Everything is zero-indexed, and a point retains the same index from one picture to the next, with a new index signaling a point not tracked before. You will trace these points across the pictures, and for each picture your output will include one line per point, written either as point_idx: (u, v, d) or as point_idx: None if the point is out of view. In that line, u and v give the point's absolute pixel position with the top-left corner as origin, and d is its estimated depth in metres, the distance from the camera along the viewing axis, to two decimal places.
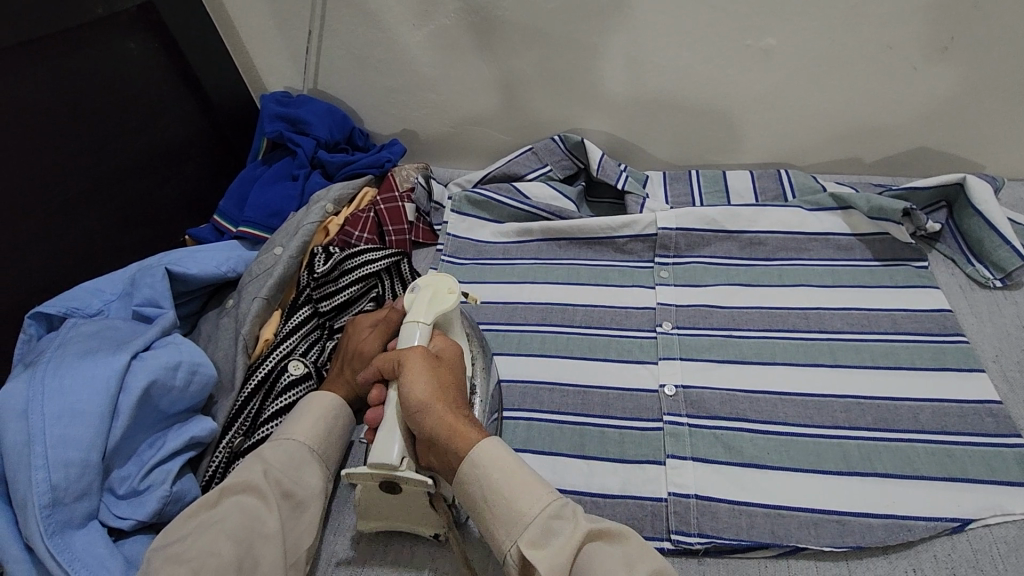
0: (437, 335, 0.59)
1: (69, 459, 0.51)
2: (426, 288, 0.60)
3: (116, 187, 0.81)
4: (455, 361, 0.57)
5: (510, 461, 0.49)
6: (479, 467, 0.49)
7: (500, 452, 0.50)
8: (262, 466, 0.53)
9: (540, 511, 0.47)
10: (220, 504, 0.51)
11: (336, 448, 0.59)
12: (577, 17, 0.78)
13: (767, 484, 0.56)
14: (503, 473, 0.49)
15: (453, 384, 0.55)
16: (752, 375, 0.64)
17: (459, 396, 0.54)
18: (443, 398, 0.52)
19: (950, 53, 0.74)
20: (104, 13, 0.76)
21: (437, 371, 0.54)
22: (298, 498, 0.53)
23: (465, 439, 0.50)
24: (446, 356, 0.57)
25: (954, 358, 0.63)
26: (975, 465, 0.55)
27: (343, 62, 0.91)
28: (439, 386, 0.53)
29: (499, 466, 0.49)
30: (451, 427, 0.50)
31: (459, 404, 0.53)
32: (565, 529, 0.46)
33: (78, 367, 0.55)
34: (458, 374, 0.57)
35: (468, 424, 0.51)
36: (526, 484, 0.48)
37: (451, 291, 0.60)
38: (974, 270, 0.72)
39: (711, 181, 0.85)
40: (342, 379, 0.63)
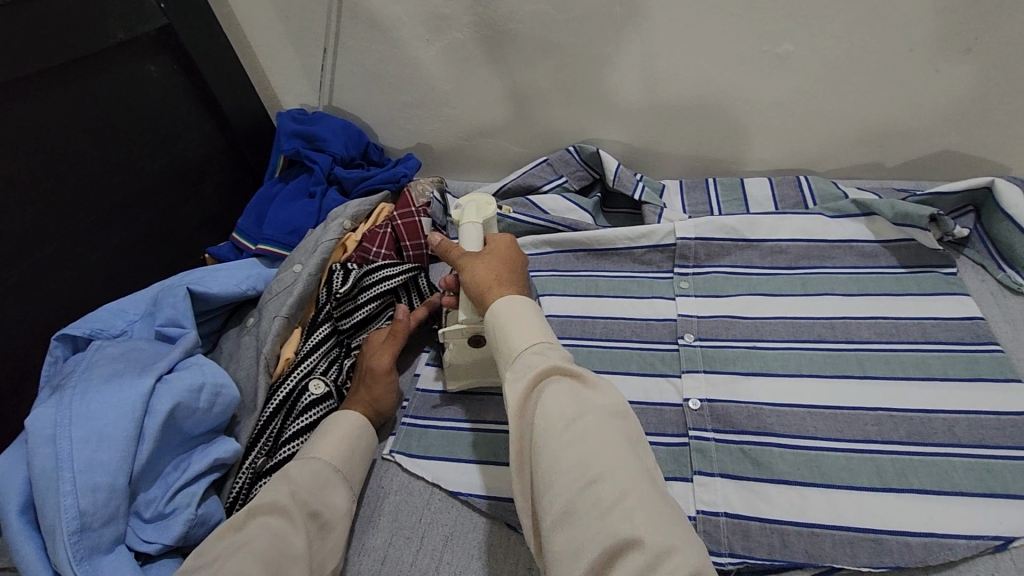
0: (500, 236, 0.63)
1: (97, 484, 0.51)
2: (468, 203, 0.69)
3: (137, 208, 0.82)
4: (513, 247, 0.61)
5: (533, 313, 0.52)
6: (498, 307, 0.53)
7: (525, 303, 0.53)
8: (287, 485, 0.54)
9: (532, 346, 0.49)
10: (247, 525, 0.51)
11: (360, 469, 0.60)
12: (591, 29, 0.77)
13: (798, 501, 0.55)
14: (521, 312, 0.52)
15: (504, 261, 0.59)
16: (777, 388, 0.63)
17: (509, 270, 0.58)
18: (489, 266, 0.58)
19: (975, 55, 0.72)
20: (125, 36, 0.77)
21: (484, 252, 0.60)
22: (325, 520, 0.53)
23: (494, 293, 0.55)
24: (496, 244, 0.61)
25: (988, 367, 0.61)
26: (1016, 479, 0.53)
27: (358, 78, 0.91)
28: (486, 256, 0.59)
29: (515, 310, 0.52)
30: (484, 285, 0.56)
31: (508, 271, 0.58)
32: (538, 359, 0.48)
33: (104, 391, 0.55)
34: (516, 258, 0.60)
35: (502, 284, 0.56)
36: (532, 328, 0.51)
37: (489, 203, 0.69)
38: (1005, 277, 0.70)
39: (729, 190, 0.84)
40: (360, 396, 0.65)
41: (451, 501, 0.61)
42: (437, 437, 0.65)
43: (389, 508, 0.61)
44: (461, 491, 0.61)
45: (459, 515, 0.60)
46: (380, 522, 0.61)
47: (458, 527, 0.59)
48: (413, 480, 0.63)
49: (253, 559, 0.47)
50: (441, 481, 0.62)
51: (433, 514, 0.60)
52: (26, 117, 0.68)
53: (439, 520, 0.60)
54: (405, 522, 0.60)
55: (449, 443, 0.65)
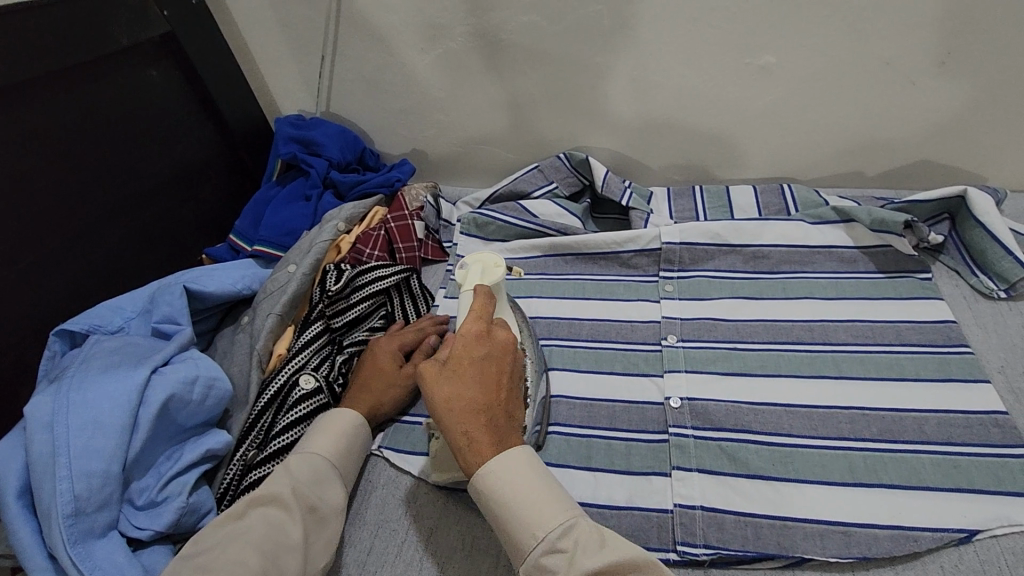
0: (481, 297, 0.59)
1: (92, 470, 0.53)
2: (476, 265, 0.63)
3: (137, 208, 0.84)
4: (494, 355, 0.56)
5: (530, 471, 0.51)
6: (487, 479, 0.51)
7: (522, 469, 0.51)
8: (289, 479, 0.55)
9: (546, 535, 0.48)
10: (248, 514, 0.53)
11: (354, 464, 0.61)
12: (581, 39, 0.80)
13: (773, 496, 0.57)
14: (518, 486, 0.50)
15: (484, 384, 0.54)
16: (755, 387, 0.64)
17: (493, 401, 0.54)
18: (470, 408, 0.53)
19: (949, 67, 0.75)
20: (129, 41, 0.79)
21: (462, 375, 0.54)
22: (322, 513, 0.55)
23: (483, 456, 0.52)
24: (473, 358, 0.55)
25: (959, 368, 0.63)
26: (981, 475, 0.55)
27: (355, 85, 0.94)
28: (458, 387, 0.54)
29: (516, 488, 0.50)
30: (470, 445, 0.52)
31: (494, 409, 0.54)
32: (557, 563, 0.47)
33: (101, 382, 0.57)
34: (498, 370, 0.56)
35: (490, 440, 0.52)
36: (538, 496, 0.50)
37: (497, 267, 0.63)
38: (978, 282, 0.71)
39: (714, 197, 0.86)
40: (367, 394, 0.66)
41: (438, 493, 0.63)
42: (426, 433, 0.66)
43: (378, 501, 0.63)
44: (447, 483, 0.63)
45: (444, 508, 0.62)
46: (367, 514, 0.62)
47: (443, 519, 0.61)
48: (401, 474, 0.65)
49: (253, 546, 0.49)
50: (428, 475, 0.63)
51: (419, 506, 0.62)
52: (33, 117, 0.70)
53: (425, 512, 0.62)
54: (392, 515, 0.62)
55: None
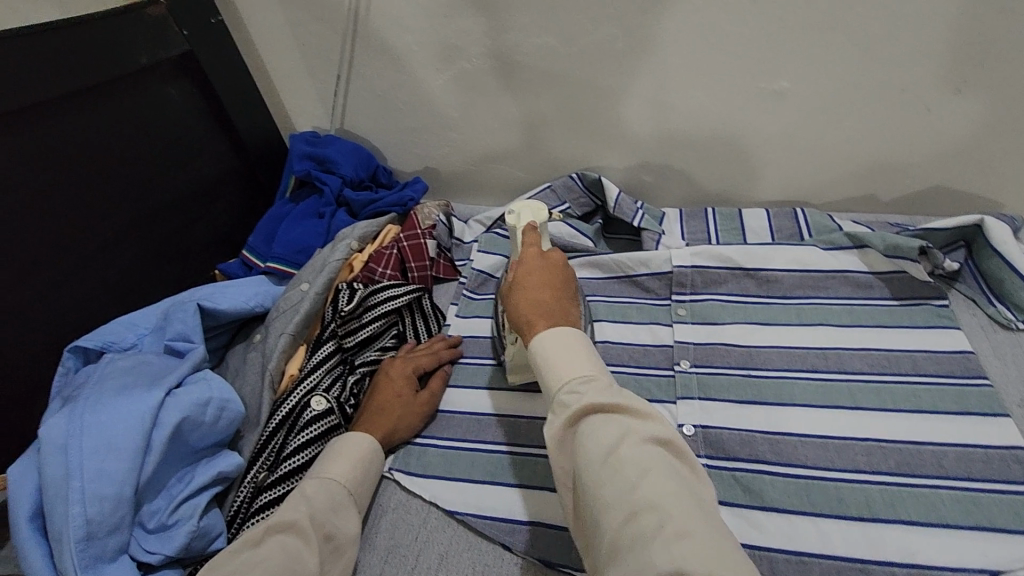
0: (529, 230, 0.63)
1: (104, 493, 0.53)
2: (523, 208, 0.64)
3: (152, 225, 0.85)
4: (548, 261, 0.59)
5: (575, 339, 0.51)
6: (540, 349, 0.51)
7: (565, 337, 0.51)
8: (306, 505, 0.55)
9: (573, 378, 0.48)
10: (264, 542, 0.52)
11: (367, 489, 0.61)
12: (595, 62, 0.80)
13: (787, 528, 0.56)
14: (562, 341, 0.50)
15: (540, 279, 0.57)
16: (770, 415, 0.64)
17: (549, 291, 0.56)
18: (528, 295, 0.56)
19: (966, 95, 0.74)
20: (148, 61, 0.80)
21: (523, 275, 0.58)
22: (338, 542, 0.55)
23: (538, 325, 0.53)
24: (531, 264, 0.59)
25: (977, 401, 0.62)
26: (1002, 513, 0.54)
27: (369, 103, 0.95)
28: (522, 284, 0.57)
29: (557, 349, 0.50)
30: (525, 319, 0.54)
31: (550, 297, 0.55)
32: (574, 398, 0.46)
33: (115, 402, 0.57)
34: (554, 272, 0.58)
35: (542, 314, 0.53)
36: (573, 356, 0.49)
37: (542, 208, 0.64)
38: (996, 311, 0.71)
39: (727, 220, 0.86)
40: (386, 417, 0.66)
41: (448, 521, 0.62)
42: (437, 456, 0.66)
43: (388, 525, 0.63)
44: (457, 510, 0.62)
45: (455, 534, 0.61)
46: (377, 539, 0.62)
47: (454, 546, 0.60)
48: (412, 498, 0.64)
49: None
50: (438, 500, 0.63)
51: (430, 532, 0.62)
52: (53, 136, 0.71)
53: (436, 537, 0.61)
54: (403, 540, 0.61)
55: (449, 462, 0.66)
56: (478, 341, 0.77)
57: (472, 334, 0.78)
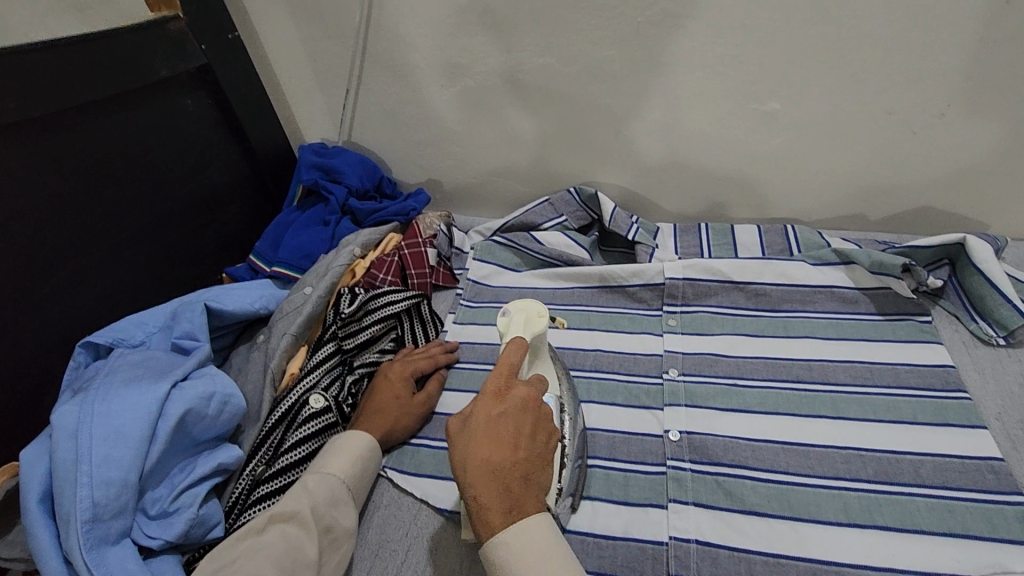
0: (514, 355, 0.57)
1: (111, 478, 0.55)
2: (518, 312, 0.64)
3: (164, 228, 0.89)
4: (514, 410, 0.52)
5: (545, 546, 0.48)
6: (497, 546, 0.48)
7: (534, 544, 0.48)
8: (308, 497, 0.58)
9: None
10: (267, 530, 0.55)
11: (364, 485, 0.64)
12: (593, 82, 0.84)
13: (766, 532, 0.58)
14: (529, 557, 0.47)
15: (498, 443, 0.50)
16: (754, 424, 0.66)
17: (508, 464, 0.49)
18: (481, 469, 0.49)
19: (948, 118, 0.76)
20: (168, 74, 0.84)
21: (475, 433, 0.50)
22: (336, 534, 0.57)
23: (495, 516, 0.48)
24: (485, 421, 0.51)
25: (957, 413, 0.64)
26: (975, 520, 0.55)
27: (376, 117, 0.99)
28: (481, 445, 0.50)
29: (522, 552, 0.47)
30: (479, 514, 0.48)
31: (511, 468, 0.49)
32: None
33: (123, 394, 0.60)
34: (519, 428, 0.52)
35: (501, 510, 0.48)
36: (546, 574, 0.47)
37: (541, 317, 0.63)
38: (977, 328, 0.72)
39: (719, 234, 0.89)
40: (382, 417, 0.68)
41: (437, 518, 0.64)
42: (430, 456, 0.69)
43: (379, 520, 0.65)
44: (447, 508, 0.63)
45: (443, 530, 0.63)
46: (368, 534, 0.64)
47: (442, 541, 0.62)
48: (404, 495, 0.67)
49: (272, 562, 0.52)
50: (429, 498, 0.65)
51: (420, 527, 0.64)
52: (75, 143, 0.75)
53: (426, 533, 0.63)
54: (393, 535, 0.63)
55: (440, 462, 0.68)
56: (474, 347, 0.80)
57: (469, 341, 0.81)
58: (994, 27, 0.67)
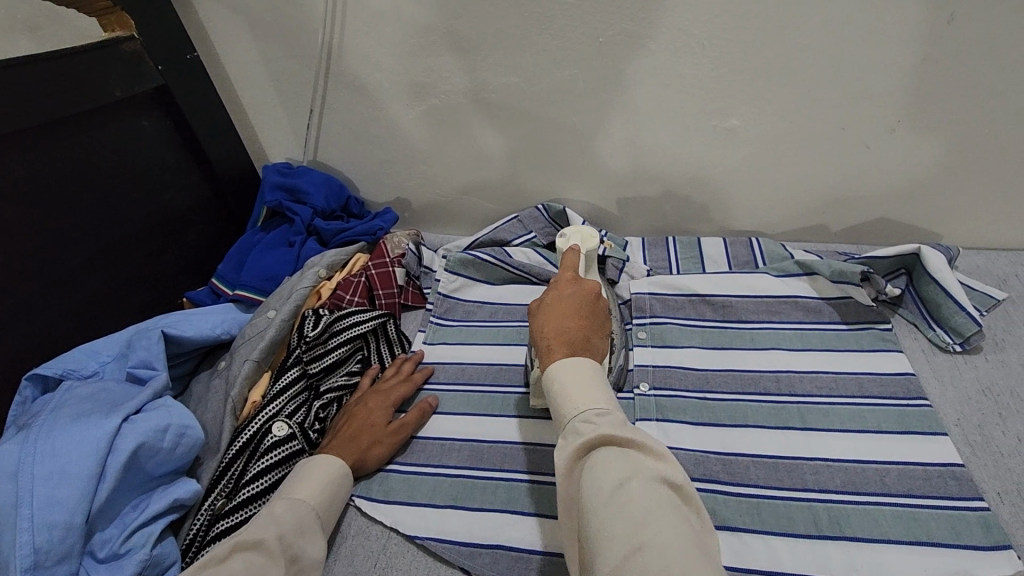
0: (570, 255, 0.67)
1: (54, 522, 0.52)
2: (574, 236, 0.73)
3: (121, 253, 0.86)
4: (579, 290, 0.61)
5: (590, 374, 0.52)
6: (553, 374, 0.52)
7: (580, 372, 0.52)
8: (274, 527, 0.55)
9: (590, 410, 0.49)
10: (229, 558, 0.52)
11: (334, 513, 0.62)
12: (556, 100, 0.85)
13: (737, 546, 0.57)
14: (579, 375, 0.52)
15: (568, 309, 0.59)
16: (724, 437, 0.66)
17: (576, 318, 0.58)
18: (553, 323, 0.57)
19: (899, 134, 0.79)
20: (122, 94, 0.82)
21: (548, 305, 0.60)
22: (303, 564, 0.55)
23: (556, 351, 0.54)
24: (561, 292, 0.61)
25: (918, 420, 0.65)
26: (940, 528, 0.56)
27: (341, 135, 0.97)
28: (558, 308, 0.59)
29: (574, 372, 0.52)
30: (546, 345, 0.55)
31: (574, 323, 0.57)
32: (588, 429, 0.47)
33: (70, 430, 0.57)
34: (582, 301, 0.60)
35: (565, 341, 0.55)
36: (587, 391, 0.50)
37: (591, 235, 0.72)
38: (935, 335, 0.74)
39: (686, 249, 0.89)
40: (356, 446, 0.67)
41: (407, 545, 0.62)
42: (399, 481, 0.67)
43: (346, 551, 0.63)
44: (417, 534, 0.62)
45: (413, 559, 0.61)
46: (335, 566, 0.61)
47: (412, 571, 0.60)
48: (372, 524, 0.64)
49: None
50: (399, 526, 0.63)
51: (389, 557, 0.62)
52: (23, 166, 0.72)
53: (396, 563, 0.61)
54: (361, 566, 0.61)
55: (411, 487, 0.66)
56: (445, 367, 0.79)
57: (440, 360, 0.80)
58: (937, 47, 0.70)
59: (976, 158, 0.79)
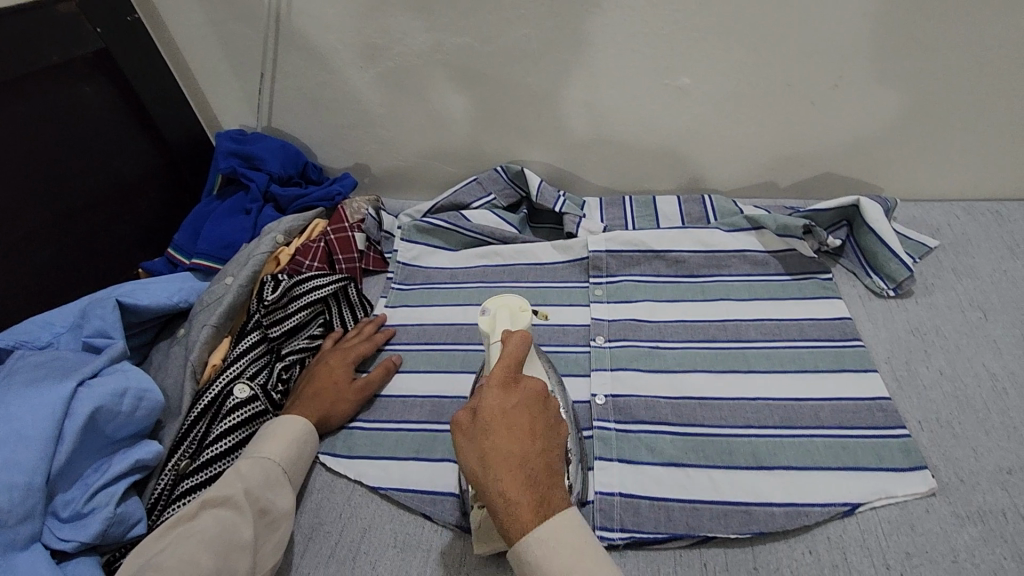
0: (514, 343, 0.56)
1: (13, 483, 0.53)
2: (502, 309, 0.62)
3: (69, 224, 0.84)
4: (523, 402, 0.51)
5: (576, 543, 0.46)
6: (533, 549, 0.45)
7: (564, 541, 0.46)
8: (240, 482, 0.57)
9: None
10: (199, 516, 0.54)
11: (301, 469, 0.63)
12: (510, 60, 0.85)
13: (681, 480, 0.61)
14: (566, 546, 0.46)
15: (516, 433, 0.49)
16: (673, 382, 0.69)
17: (531, 452, 0.48)
18: (503, 461, 0.47)
19: (842, 89, 0.81)
20: (60, 58, 0.80)
21: (493, 433, 0.49)
22: (273, 516, 0.57)
23: (524, 519, 0.46)
24: (499, 410, 0.50)
25: (853, 359, 0.69)
26: (864, 454, 0.61)
27: (296, 100, 0.96)
28: (501, 433, 0.49)
29: (560, 546, 0.46)
30: (507, 509, 0.46)
31: (531, 461, 0.48)
32: None
33: (24, 397, 0.58)
34: (530, 419, 0.50)
35: (532, 499, 0.47)
36: (580, 569, 0.45)
37: (520, 310, 0.62)
38: (871, 282, 0.79)
39: (642, 206, 0.91)
40: (320, 402, 0.68)
41: (371, 496, 0.65)
42: (363, 437, 0.69)
43: (311, 505, 0.65)
44: (381, 485, 0.65)
45: (378, 508, 0.64)
46: (301, 519, 0.64)
47: (376, 519, 0.63)
48: (336, 478, 0.67)
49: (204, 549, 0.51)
50: (362, 478, 0.65)
51: (354, 507, 0.64)
52: None
53: (360, 513, 0.64)
54: (327, 518, 0.63)
55: (374, 442, 0.68)
56: (407, 328, 0.80)
57: (402, 323, 0.81)
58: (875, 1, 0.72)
59: (912, 114, 0.82)
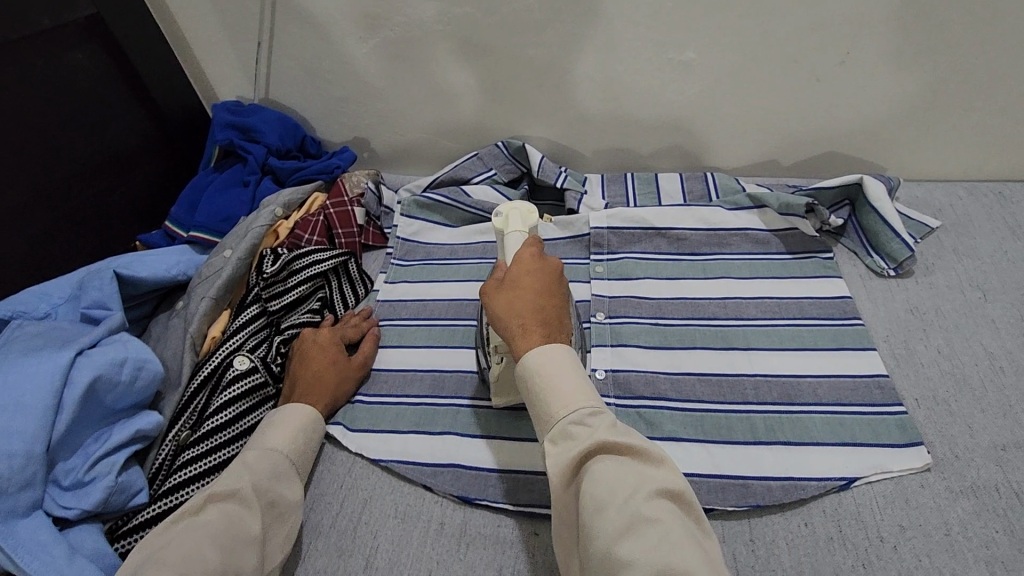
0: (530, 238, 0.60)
1: (12, 451, 0.53)
2: (511, 211, 0.63)
3: (63, 195, 0.83)
4: (543, 266, 0.57)
5: (573, 366, 0.51)
6: (536, 362, 0.51)
7: (563, 360, 0.51)
8: (249, 476, 0.56)
9: (578, 410, 0.49)
10: (205, 509, 0.54)
11: (309, 458, 0.63)
12: (513, 32, 0.83)
13: (679, 455, 0.62)
14: (563, 368, 0.51)
15: (536, 286, 0.55)
16: (672, 358, 0.70)
17: (546, 300, 0.55)
18: (522, 301, 0.54)
19: (850, 67, 0.80)
20: (50, 24, 0.78)
21: (516, 281, 0.56)
22: (282, 508, 0.57)
23: (532, 339, 0.52)
24: (522, 266, 0.57)
25: (851, 337, 0.69)
26: (861, 430, 0.61)
27: (294, 71, 0.94)
28: (522, 286, 0.55)
29: (559, 365, 0.51)
30: (520, 331, 0.53)
31: (545, 307, 0.54)
32: (582, 432, 0.47)
33: (23, 364, 0.57)
34: (547, 279, 0.56)
35: (541, 326, 0.53)
36: (571, 386, 0.50)
37: (530, 212, 0.63)
38: (872, 261, 0.79)
39: (643, 183, 0.90)
40: (322, 388, 0.67)
41: (372, 467, 0.65)
42: (364, 411, 0.69)
43: (314, 480, 0.65)
44: (382, 458, 0.65)
45: (379, 480, 0.64)
46: (306, 491, 0.64)
47: (377, 491, 0.63)
48: (338, 451, 0.67)
49: (211, 542, 0.50)
50: (363, 451, 0.66)
51: (355, 480, 0.65)
52: None
53: (361, 484, 0.64)
54: (328, 489, 0.64)
55: (375, 416, 0.69)
56: (407, 304, 0.80)
57: (402, 298, 0.81)
58: None
59: (920, 92, 0.81)
